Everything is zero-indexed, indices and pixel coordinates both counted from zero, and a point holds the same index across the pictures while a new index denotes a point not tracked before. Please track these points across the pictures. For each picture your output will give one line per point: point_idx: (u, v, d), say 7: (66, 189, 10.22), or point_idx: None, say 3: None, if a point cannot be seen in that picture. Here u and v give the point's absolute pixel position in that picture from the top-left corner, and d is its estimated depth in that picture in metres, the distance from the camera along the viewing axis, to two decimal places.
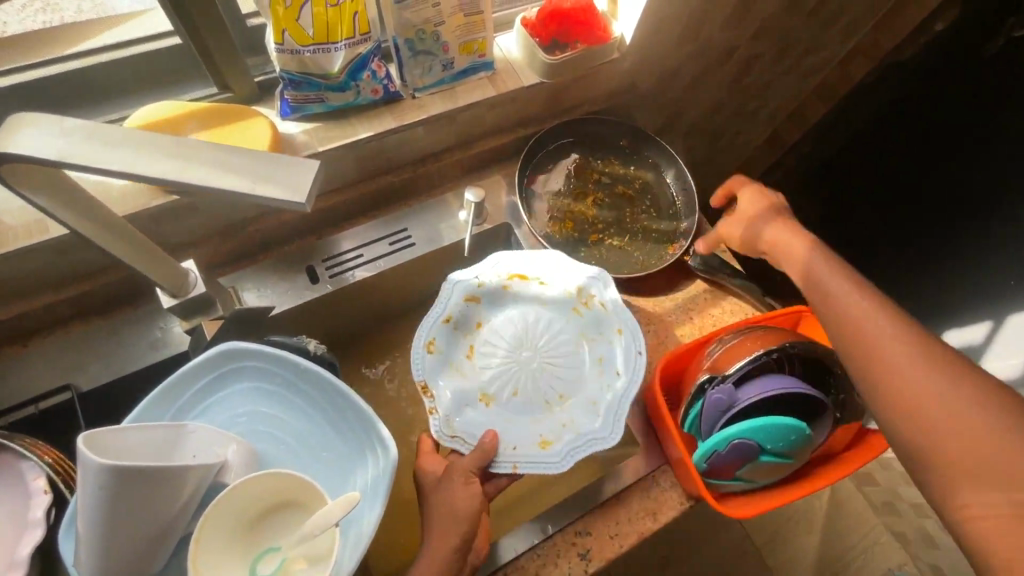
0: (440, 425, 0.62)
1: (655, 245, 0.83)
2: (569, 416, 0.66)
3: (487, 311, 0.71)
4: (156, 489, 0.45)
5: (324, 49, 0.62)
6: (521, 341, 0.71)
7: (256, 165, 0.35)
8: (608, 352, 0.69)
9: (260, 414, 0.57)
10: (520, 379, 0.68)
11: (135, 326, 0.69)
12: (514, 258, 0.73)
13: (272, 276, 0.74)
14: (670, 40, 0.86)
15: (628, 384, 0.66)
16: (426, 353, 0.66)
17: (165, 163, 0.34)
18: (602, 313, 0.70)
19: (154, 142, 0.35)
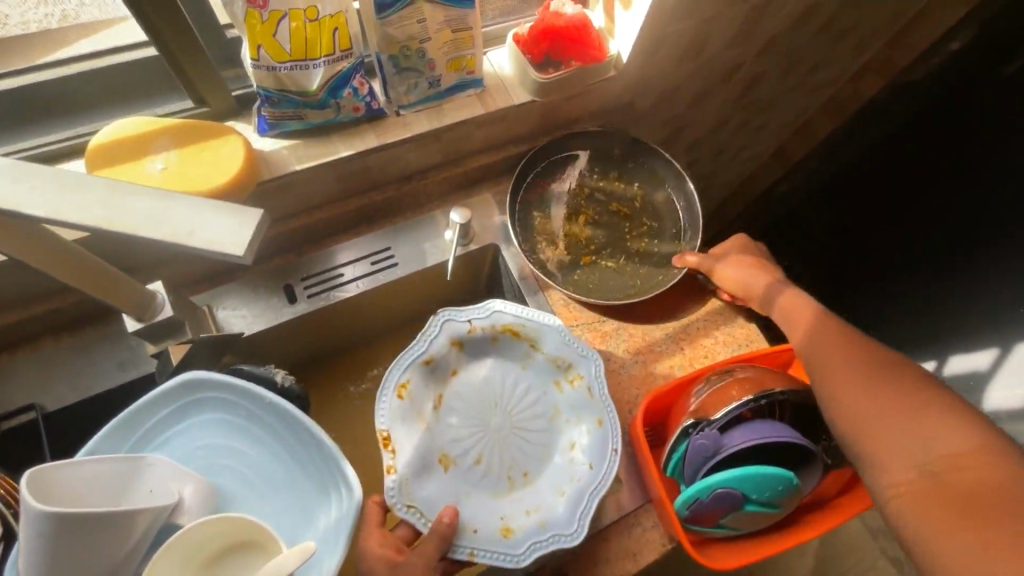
0: (396, 493, 0.60)
1: (653, 267, 0.80)
2: (533, 501, 0.65)
3: (467, 359, 0.71)
4: (100, 534, 0.43)
5: (302, 66, 0.60)
6: (495, 405, 0.71)
7: (194, 215, 0.32)
8: (581, 439, 0.68)
9: (221, 448, 0.55)
10: (487, 446, 0.68)
11: (104, 344, 0.67)
12: (512, 312, 0.71)
13: (250, 295, 0.72)
14: (669, 58, 0.83)
15: (598, 479, 0.64)
16: (395, 398, 0.65)
17: (97, 208, 0.32)
18: (585, 396, 0.69)
19: (82, 184, 0.32)
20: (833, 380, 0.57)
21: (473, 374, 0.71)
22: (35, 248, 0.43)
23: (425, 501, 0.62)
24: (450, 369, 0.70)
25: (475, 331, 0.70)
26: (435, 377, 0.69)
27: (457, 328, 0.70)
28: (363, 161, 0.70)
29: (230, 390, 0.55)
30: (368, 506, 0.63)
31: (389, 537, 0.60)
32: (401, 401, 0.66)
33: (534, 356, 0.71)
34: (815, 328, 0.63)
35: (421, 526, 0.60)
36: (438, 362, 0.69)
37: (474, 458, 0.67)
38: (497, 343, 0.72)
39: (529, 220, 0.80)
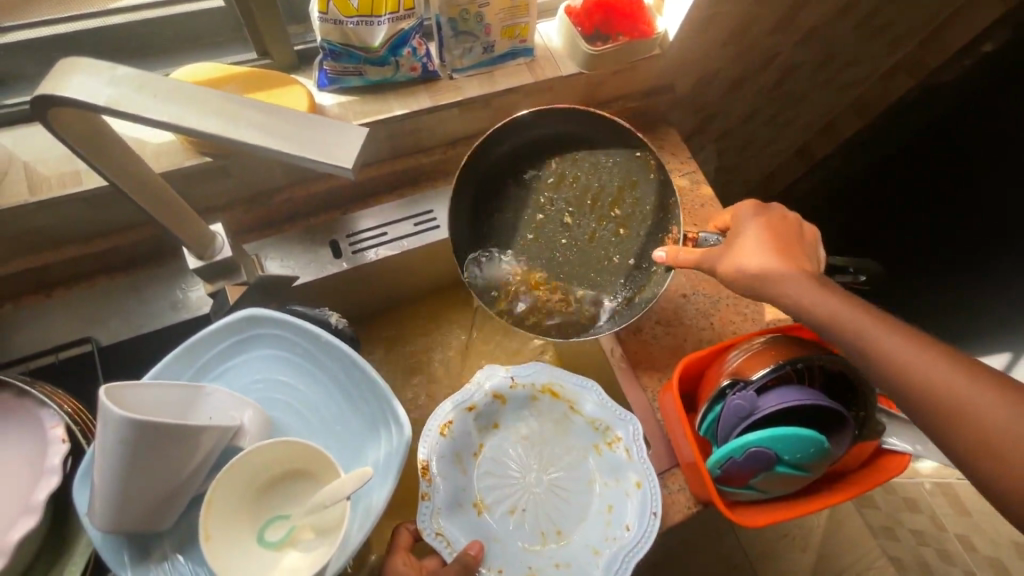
0: (427, 518, 0.65)
1: (623, 270, 0.75)
2: (565, 556, 0.66)
3: (508, 413, 0.73)
4: (170, 448, 0.45)
5: (367, 22, 0.61)
6: (533, 461, 0.72)
7: (300, 128, 0.35)
8: (619, 502, 0.68)
9: (277, 382, 0.57)
10: (521, 498, 0.70)
11: (155, 286, 0.68)
12: (554, 373, 0.73)
13: (296, 247, 0.74)
14: (713, 40, 0.84)
15: (636, 541, 0.64)
16: (438, 435, 0.69)
17: (216, 118, 0.35)
18: (624, 459, 0.69)
19: (201, 97, 0.35)
20: (930, 388, 0.51)
21: (514, 429, 0.73)
22: (127, 172, 0.45)
23: (454, 532, 0.65)
24: (490, 421, 0.73)
25: (517, 387, 0.73)
26: (477, 425, 0.72)
27: (499, 384, 0.72)
28: (414, 122, 0.72)
29: (287, 327, 0.57)
30: (399, 531, 0.66)
31: (413, 560, 0.63)
32: (445, 440, 0.69)
33: (574, 417, 0.73)
34: (877, 329, 0.55)
35: (445, 554, 0.64)
36: (480, 412, 0.72)
37: (509, 508, 0.69)
38: (537, 402, 0.74)
39: (506, 246, 0.76)
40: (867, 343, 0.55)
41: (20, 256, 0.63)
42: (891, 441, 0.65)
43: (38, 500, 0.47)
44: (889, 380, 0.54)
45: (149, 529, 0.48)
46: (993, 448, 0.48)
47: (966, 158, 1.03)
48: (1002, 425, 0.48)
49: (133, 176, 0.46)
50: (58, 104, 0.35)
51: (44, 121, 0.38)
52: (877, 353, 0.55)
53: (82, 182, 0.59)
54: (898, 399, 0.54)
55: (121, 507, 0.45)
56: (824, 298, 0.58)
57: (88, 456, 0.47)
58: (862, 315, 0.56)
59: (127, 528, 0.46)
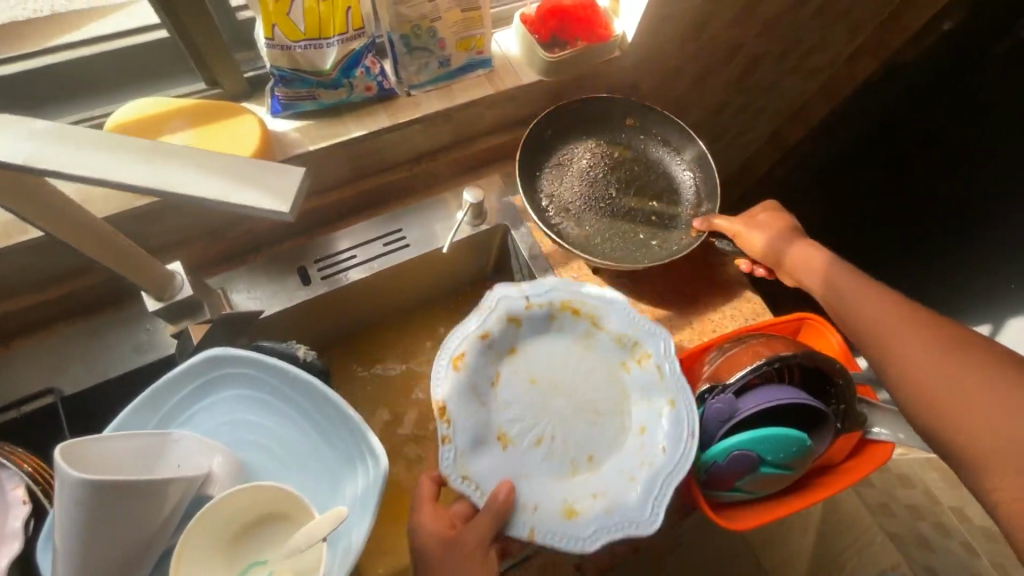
0: (451, 463, 0.55)
1: (665, 235, 0.77)
2: (601, 485, 0.58)
3: (524, 335, 0.64)
4: (133, 506, 0.43)
5: (316, 45, 0.60)
6: (555, 384, 0.63)
7: (239, 172, 0.33)
8: (652, 422, 0.61)
9: (244, 422, 0.56)
10: (546, 425, 0.61)
11: (118, 328, 0.67)
12: (574, 289, 0.66)
13: (263, 276, 0.73)
14: (673, 37, 0.83)
15: (674, 464, 0.58)
16: (449, 368, 0.60)
17: (145, 167, 0.33)
18: (655, 376, 0.63)
19: (130, 146, 0.34)
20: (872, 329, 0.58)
21: (533, 355, 0.64)
22: (66, 222, 0.44)
23: (480, 474, 0.56)
24: (507, 346, 0.63)
25: (533, 306, 0.65)
26: (491, 354, 0.62)
27: (513, 304, 0.64)
28: (375, 143, 0.70)
29: (255, 366, 0.55)
30: (421, 482, 0.59)
31: (442, 512, 0.57)
32: (461, 372, 0.60)
33: (597, 335, 0.65)
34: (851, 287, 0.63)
35: (476, 499, 0.55)
36: (495, 339, 0.63)
37: (536, 439, 0.60)
38: (556, 322, 0.65)
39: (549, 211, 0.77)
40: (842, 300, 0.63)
41: None
42: (875, 431, 0.65)
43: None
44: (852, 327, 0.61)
45: None
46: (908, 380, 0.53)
47: (932, 144, 1.09)
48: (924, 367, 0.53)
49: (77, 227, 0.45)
50: None
51: None
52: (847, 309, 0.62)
53: (29, 231, 0.57)
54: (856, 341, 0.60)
55: None
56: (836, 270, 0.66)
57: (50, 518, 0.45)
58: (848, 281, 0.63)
59: None
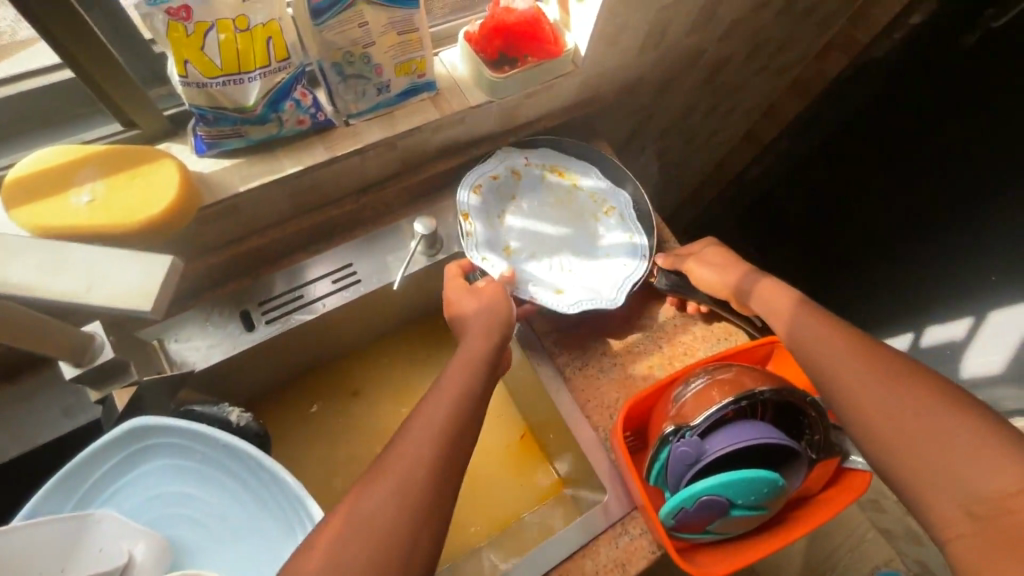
0: (473, 248, 0.73)
1: (623, 269, 0.76)
2: (579, 286, 0.75)
3: (523, 188, 0.80)
4: None
5: (236, 80, 0.55)
6: (544, 223, 0.79)
7: (111, 270, 0.41)
8: (616, 247, 0.78)
9: (174, 494, 0.52)
10: (540, 244, 0.78)
11: (43, 392, 0.61)
12: (560, 153, 0.81)
13: (203, 323, 0.68)
14: (630, 49, 0.79)
15: (633, 271, 0.75)
16: (471, 195, 0.76)
17: (34, 273, 0.40)
18: (619, 219, 0.79)
19: (21, 253, 0.41)
20: (824, 365, 0.54)
21: (529, 202, 0.79)
22: None
23: (493, 262, 0.74)
24: (510, 193, 0.79)
25: (531, 166, 0.80)
26: (499, 194, 0.78)
27: (515, 162, 0.79)
28: (314, 177, 0.66)
29: (180, 434, 0.52)
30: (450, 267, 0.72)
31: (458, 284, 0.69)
32: (476, 199, 0.76)
33: (577, 192, 0.80)
34: (804, 322, 0.59)
35: (490, 271, 0.72)
36: (502, 182, 0.78)
37: (532, 252, 0.77)
38: (547, 181, 0.80)
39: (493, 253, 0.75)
40: (797, 336, 0.59)
41: None
42: (853, 459, 0.63)
43: None
44: (806, 362, 0.57)
45: None
46: (862, 416, 0.50)
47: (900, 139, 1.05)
48: (878, 403, 0.49)
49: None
50: None
51: None
52: (801, 342, 0.58)
53: None
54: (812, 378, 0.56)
55: None
56: (794, 310, 0.61)
57: None
58: (807, 318, 0.59)
59: None
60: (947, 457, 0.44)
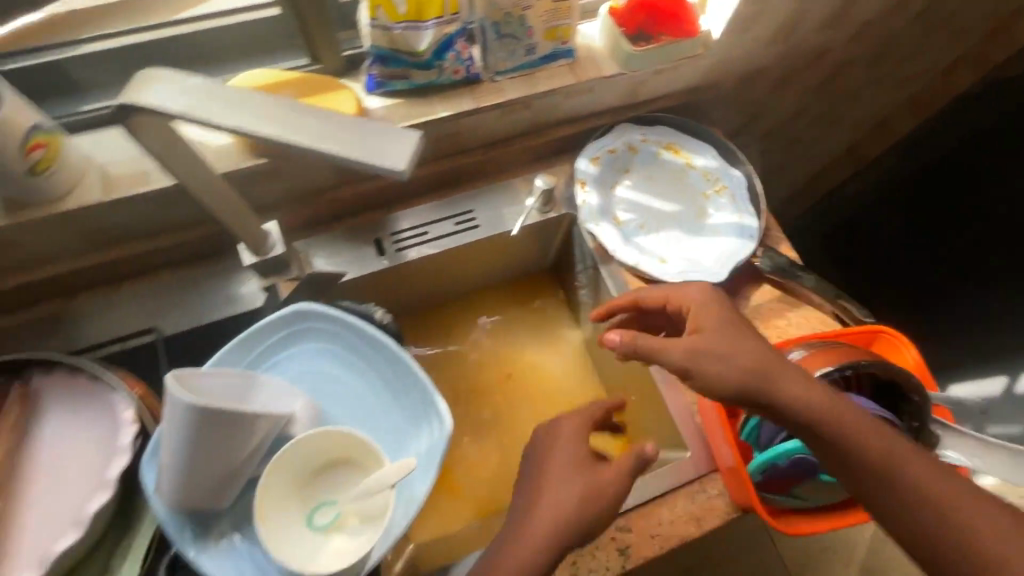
0: (587, 216, 0.79)
1: (732, 244, 0.79)
2: (683, 260, 0.78)
3: (638, 163, 0.84)
4: (227, 433, 0.47)
5: (414, 27, 0.63)
6: (654, 197, 0.83)
7: (360, 133, 0.36)
8: (723, 226, 0.80)
9: (322, 374, 0.60)
10: (649, 218, 0.81)
11: (215, 280, 0.72)
12: (676, 134, 0.86)
13: (342, 244, 0.77)
14: (760, 36, 0.82)
15: (739, 250, 0.78)
16: (590, 166, 0.81)
17: (279, 124, 0.36)
18: (728, 200, 0.82)
19: (267, 103, 0.37)
20: (852, 450, 0.52)
21: (642, 176, 0.83)
22: (194, 174, 0.48)
23: (605, 230, 0.78)
24: (625, 165, 0.83)
25: (648, 142, 0.84)
26: (615, 166, 0.83)
27: (632, 138, 0.84)
28: (457, 124, 0.73)
29: (334, 323, 0.60)
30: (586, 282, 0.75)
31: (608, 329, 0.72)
32: (595, 168, 0.81)
33: (689, 171, 0.84)
34: (821, 402, 0.54)
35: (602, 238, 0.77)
36: (619, 155, 0.83)
37: (640, 224, 0.80)
38: (661, 158, 0.84)
39: (608, 214, 0.80)
40: (809, 416, 0.53)
41: (92, 251, 0.68)
42: (946, 453, 0.61)
43: (111, 476, 0.51)
44: (827, 448, 0.53)
45: (209, 507, 0.51)
46: (906, 509, 0.51)
47: None
48: (919, 492, 0.51)
49: (212, 191, 0.51)
50: (140, 112, 0.37)
51: (127, 128, 0.40)
52: (819, 426, 0.53)
53: (149, 182, 0.63)
54: (825, 458, 0.54)
55: (184, 485, 0.48)
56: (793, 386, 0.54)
57: (156, 436, 0.50)
58: (816, 398, 0.53)
59: (189, 502, 0.50)
60: (982, 545, 0.49)
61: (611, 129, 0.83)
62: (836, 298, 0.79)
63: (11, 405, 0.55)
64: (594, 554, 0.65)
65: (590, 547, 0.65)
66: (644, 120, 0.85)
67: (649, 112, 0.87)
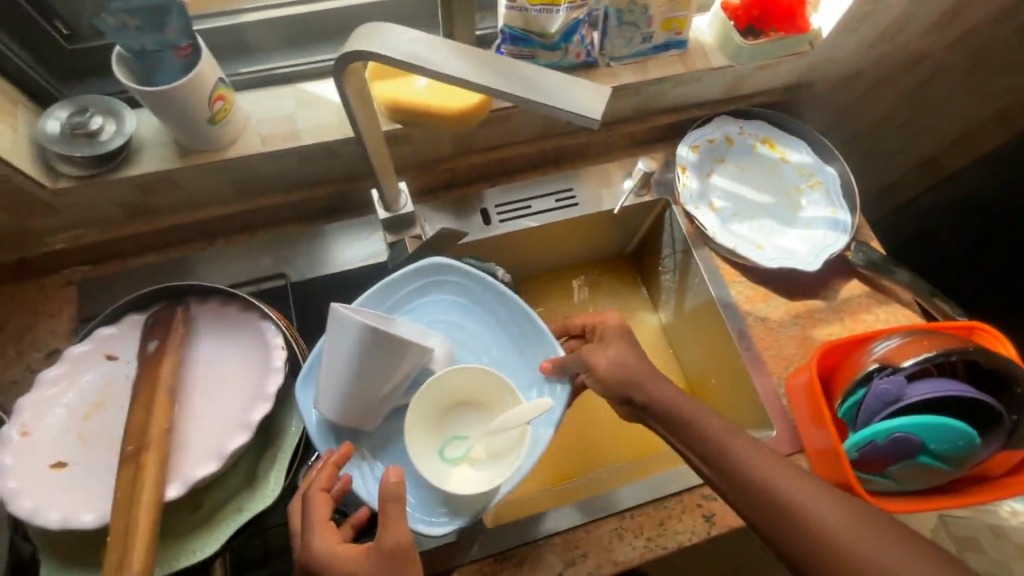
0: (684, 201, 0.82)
1: (824, 236, 0.81)
2: (776, 248, 0.81)
3: (734, 154, 0.87)
4: (381, 354, 0.53)
5: (548, 10, 0.68)
6: (749, 188, 0.85)
7: (558, 85, 0.42)
8: (816, 220, 0.83)
9: (453, 323, 0.67)
10: (743, 207, 0.84)
11: (335, 234, 0.79)
12: (772, 129, 0.88)
13: (450, 211, 0.82)
14: (866, 36, 0.84)
15: (831, 243, 0.81)
16: (688, 153, 0.85)
17: (488, 74, 0.42)
18: (822, 195, 0.84)
19: (476, 56, 0.43)
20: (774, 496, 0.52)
21: (737, 167, 0.86)
22: (371, 126, 0.54)
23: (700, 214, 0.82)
24: (721, 156, 0.86)
25: (745, 135, 0.87)
26: (711, 156, 0.86)
27: (730, 129, 0.86)
28: None
29: (466, 277, 0.67)
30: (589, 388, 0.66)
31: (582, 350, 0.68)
32: (693, 155, 0.85)
33: (783, 165, 0.87)
34: (746, 450, 0.55)
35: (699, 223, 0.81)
36: (716, 145, 0.86)
37: (733, 212, 0.84)
38: (756, 151, 0.87)
39: (703, 200, 0.83)
40: (724, 460, 0.55)
41: (236, 199, 0.75)
42: None
43: (272, 391, 0.58)
44: (754, 495, 0.53)
45: (361, 425, 0.58)
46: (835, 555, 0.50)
47: None
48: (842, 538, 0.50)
49: (377, 146, 0.57)
50: (369, 60, 0.43)
51: (338, 77, 0.47)
52: (738, 471, 0.54)
53: (300, 139, 0.70)
54: (749, 509, 0.54)
55: (345, 401, 0.55)
56: (715, 429, 0.56)
57: (314, 359, 0.58)
58: (739, 442, 0.55)
59: (347, 419, 0.57)
60: None
61: (711, 119, 0.87)
62: (931, 297, 0.78)
63: (176, 324, 0.61)
64: (681, 517, 0.68)
65: (676, 511, 0.68)
66: (741, 112, 0.88)
67: (746, 106, 0.90)
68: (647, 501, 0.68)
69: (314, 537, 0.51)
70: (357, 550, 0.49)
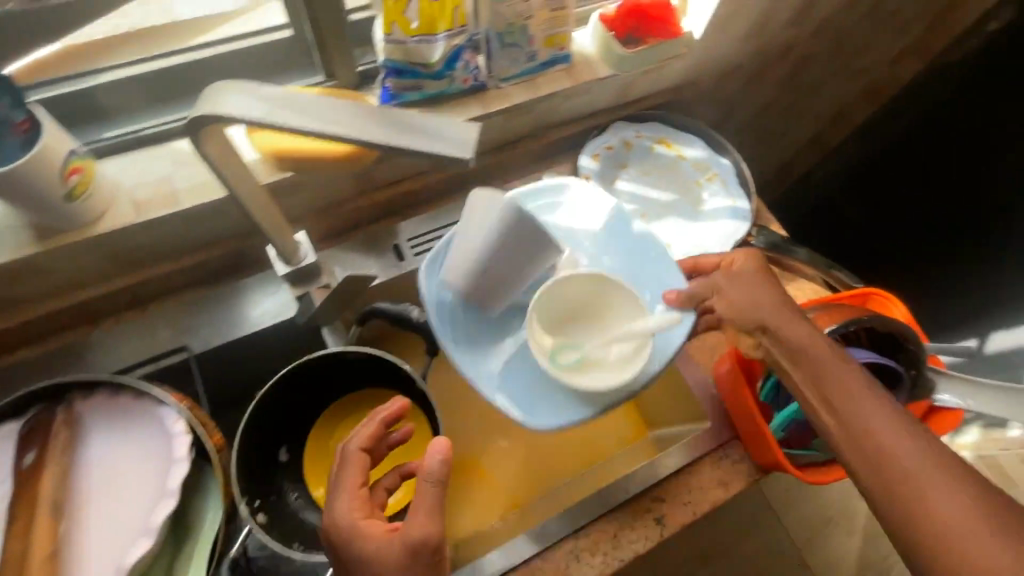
0: None
1: (728, 224, 0.85)
2: (685, 244, 0.84)
3: (634, 157, 0.89)
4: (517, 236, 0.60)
5: (427, 40, 0.67)
6: (652, 189, 0.88)
7: (426, 128, 0.41)
8: (718, 211, 0.86)
9: (601, 258, 0.65)
10: (650, 208, 0.87)
11: (240, 294, 0.74)
12: (666, 129, 0.91)
13: (362, 251, 0.80)
14: (737, 32, 0.89)
15: (735, 232, 0.84)
16: (590, 163, 0.86)
17: (350, 124, 0.40)
18: (721, 186, 0.88)
19: (335, 107, 0.41)
20: (869, 422, 0.54)
21: (639, 170, 0.89)
22: (247, 184, 0.51)
23: None
24: (622, 161, 0.88)
25: (641, 138, 0.90)
26: (613, 162, 0.88)
27: (626, 135, 0.89)
28: None
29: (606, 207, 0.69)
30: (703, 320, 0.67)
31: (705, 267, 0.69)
32: (595, 164, 0.87)
33: (681, 162, 0.90)
34: (848, 375, 0.57)
35: None
36: (615, 152, 0.88)
37: (641, 215, 0.86)
38: (654, 151, 0.90)
39: None
40: (825, 378, 0.58)
41: (120, 274, 0.69)
42: (942, 398, 0.65)
43: (174, 486, 0.53)
44: (844, 413, 0.56)
45: (482, 314, 0.61)
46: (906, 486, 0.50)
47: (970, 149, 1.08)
48: (927, 476, 0.50)
49: (260, 204, 0.54)
50: (217, 122, 0.40)
51: (194, 139, 0.43)
52: (840, 390, 0.57)
53: (179, 202, 0.64)
54: (838, 430, 0.56)
55: (471, 278, 0.59)
56: (820, 352, 0.59)
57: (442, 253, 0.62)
58: (845, 369, 0.58)
59: (467, 301, 0.60)
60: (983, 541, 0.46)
61: (606, 128, 0.89)
62: (828, 270, 0.83)
63: (56, 431, 0.55)
64: (634, 525, 0.68)
65: (629, 520, 0.68)
66: (635, 116, 0.91)
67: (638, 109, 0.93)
68: (601, 515, 0.68)
69: (337, 503, 0.52)
70: (381, 530, 0.50)
